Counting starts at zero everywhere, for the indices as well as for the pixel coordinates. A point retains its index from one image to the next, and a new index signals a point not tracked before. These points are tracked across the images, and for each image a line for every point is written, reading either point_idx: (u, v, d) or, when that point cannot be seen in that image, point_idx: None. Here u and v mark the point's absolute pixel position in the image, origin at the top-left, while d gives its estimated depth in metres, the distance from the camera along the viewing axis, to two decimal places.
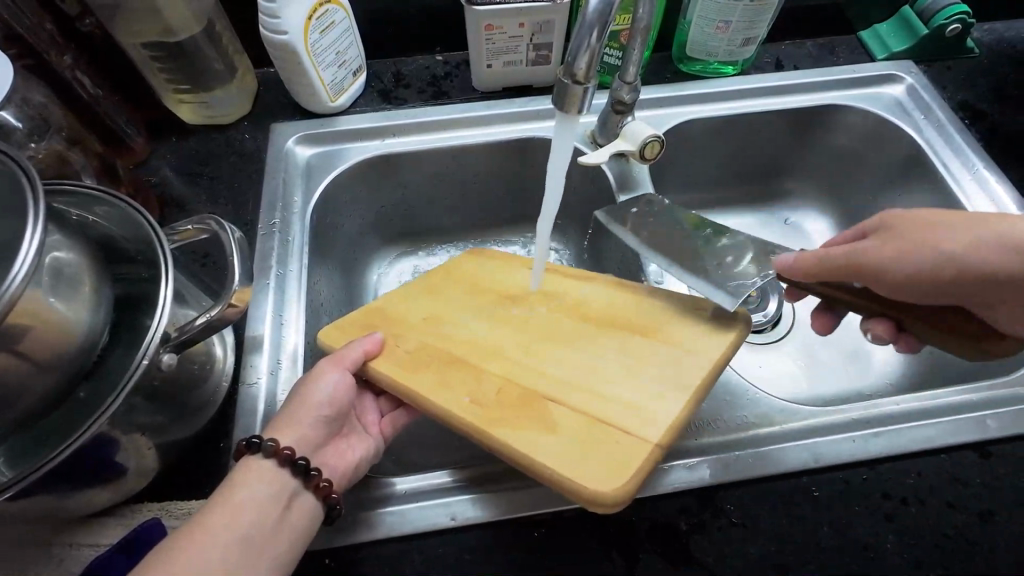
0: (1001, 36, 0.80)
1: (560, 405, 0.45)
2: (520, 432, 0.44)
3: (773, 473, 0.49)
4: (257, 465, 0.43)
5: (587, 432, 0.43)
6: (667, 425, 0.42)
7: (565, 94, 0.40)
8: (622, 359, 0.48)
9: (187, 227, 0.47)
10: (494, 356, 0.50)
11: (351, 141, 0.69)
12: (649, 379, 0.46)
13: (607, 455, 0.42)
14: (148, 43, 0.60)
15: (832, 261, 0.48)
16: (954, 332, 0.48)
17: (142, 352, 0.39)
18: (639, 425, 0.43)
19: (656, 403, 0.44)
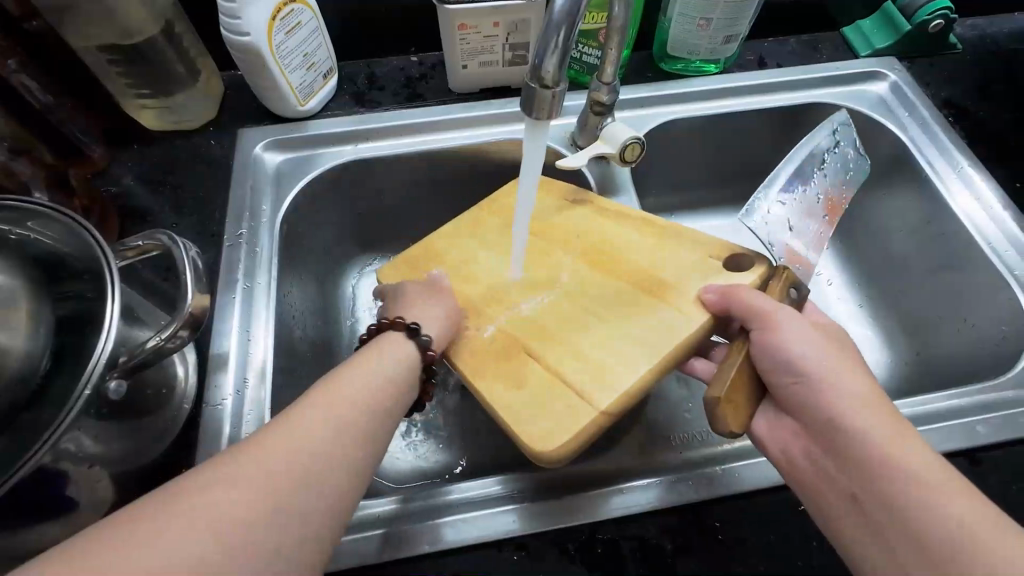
0: (983, 31, 0.79)
1: (536, 364, 0.47)
2: (493, 384, 0.47)
3: (731, 493, 0.47)
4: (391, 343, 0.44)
5: (547, 394, 0.46)
6: (619, 393, 0.45)
7: (534, 97, 0.38)
8: (617, 319, 0.49)
9: (137, 244, 0.44)
10: (502, 302, 0.52)
11: (321, 147, 0.66)
12: (626, 341, 0.47)
13: (557, 416, 0.44)
14: (103, 46, 0.57)
15: (750, 299, 0.46)
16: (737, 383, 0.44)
17: (85, 380, 0.36)
18: (595, 388, 0.45)
19: (622, 368, 0.46)
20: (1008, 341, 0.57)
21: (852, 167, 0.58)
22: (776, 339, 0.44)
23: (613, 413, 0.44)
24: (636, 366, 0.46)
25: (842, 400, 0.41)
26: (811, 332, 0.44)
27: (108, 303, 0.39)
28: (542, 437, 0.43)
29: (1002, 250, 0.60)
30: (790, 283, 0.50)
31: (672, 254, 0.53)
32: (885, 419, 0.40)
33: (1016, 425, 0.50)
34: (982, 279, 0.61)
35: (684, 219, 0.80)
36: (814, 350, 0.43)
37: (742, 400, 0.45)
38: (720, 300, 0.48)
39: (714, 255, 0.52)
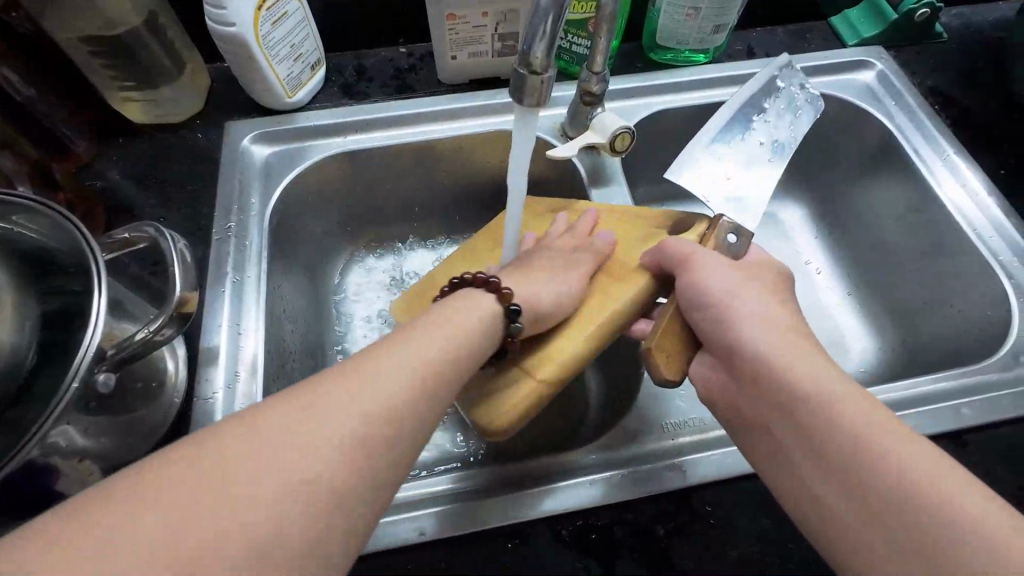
0: (969, 20, 0.80)
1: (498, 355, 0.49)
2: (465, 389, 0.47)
3: (682, 486, 0.47)
4: (489, 319, 0.44)
5: (493, 372, 0.47)
6: (559, 365, 0.46)
7: (523, 84, 0.38)
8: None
9: (124, 236, 0.43)
10: None
11: (309, 139, 0.66)
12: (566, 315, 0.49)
13: (498, 393, 0.46)
14: (86, 37, 0.56)
15: (674, 249, 0.48)
16: (665, 334, 0.47)
17: (73, 373, 0.36)
18: (538, 364, 0.46)
19: (561, 341, 0.47)
20: (993, 325, 0.58)
21: (801, 105, 0.64)
22: (698, 280, 0.46)
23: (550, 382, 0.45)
24: (574, 335, 0.47)
25: (772, 340, 0.42)
26: (734, 275, 0.47)
27: (95, 296, 0.39)
28: (488, 411, 0.45)
29: (986, 235, 0.61)
30: (728, 231, 0.51)
31: (621, 236, 0.55)
32: (809, 358, 0.41)
33: (1001, 407, 0.50)
34: (968, 266, 0.61)
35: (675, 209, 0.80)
36: (738, 292, 0.45)
37: (676, 349, 0.47)
38: (653, 258, 0.50)
39: (657, 225, 0.55)
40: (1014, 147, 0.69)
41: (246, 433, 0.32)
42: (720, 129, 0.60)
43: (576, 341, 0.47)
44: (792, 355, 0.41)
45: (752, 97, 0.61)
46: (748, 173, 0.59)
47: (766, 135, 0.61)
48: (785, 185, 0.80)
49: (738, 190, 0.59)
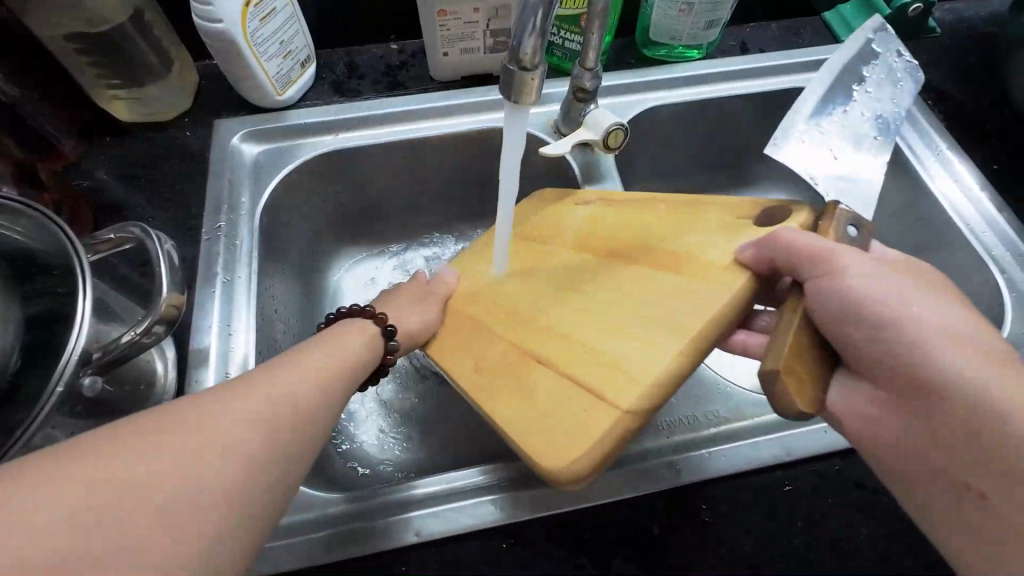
0: (961, 15, 0.80)
1: (547, 373, 0.41)
2: (510, 408, 0.41)
3: (688, 482, 0.46)
4: (370, 337, 0.47)
5: (563, 402, 0.39)
6: (641, 387, 0.37)
7: (513, 81, 0.38)
8: (645, 303, 0.41)
9: (109, 237, 0.43)
10: (509, 318, 0.47)
11: (299, 137, 0.65)
12: (645, 323, 0.40)
13: (575, 428, 0.38)
14: (71, 34, 0.55)
15: (805, 244, 0.38)
16: (795, 351, 0.36)
17: (58, 376, 0.35)
18: (613, 387, 0.38)
19: (645, 359, 0.38)
20: (987, 319, 0.58)
21: (898, 71, 0.64)
22: (834, 285, 0.37)
23: (635, 412, 0.36)
24: (661, 349, 0.38)
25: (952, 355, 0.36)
26: (875, 273, 0.38)
27: (80, 298, 0.38)
28: (566, 452, 0.37)
29: (980, 230, 0.61)
30: (846, 219, 0.42)
31: (701, 224, 0.45)
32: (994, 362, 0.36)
33: None
34: (962, 259, 0.62)
35: None
36: (890, 297, 0.37)
37: (804, 370, 0.37)
38: (756, 252, 0.39)
39: (743, 213, 0.45)
40: (1007, 141, 0.69)
41: (221, 405, 0.34)
42: (822, 97, 0.59)
43: (667, 357, 0.37)
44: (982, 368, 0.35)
45: (851, 65, 0.61)
46: (852, 147, 0.58)
47: (867, 107, 0.61)
48: (778, 181, 0.80)
49: (842, 164, 0.57)
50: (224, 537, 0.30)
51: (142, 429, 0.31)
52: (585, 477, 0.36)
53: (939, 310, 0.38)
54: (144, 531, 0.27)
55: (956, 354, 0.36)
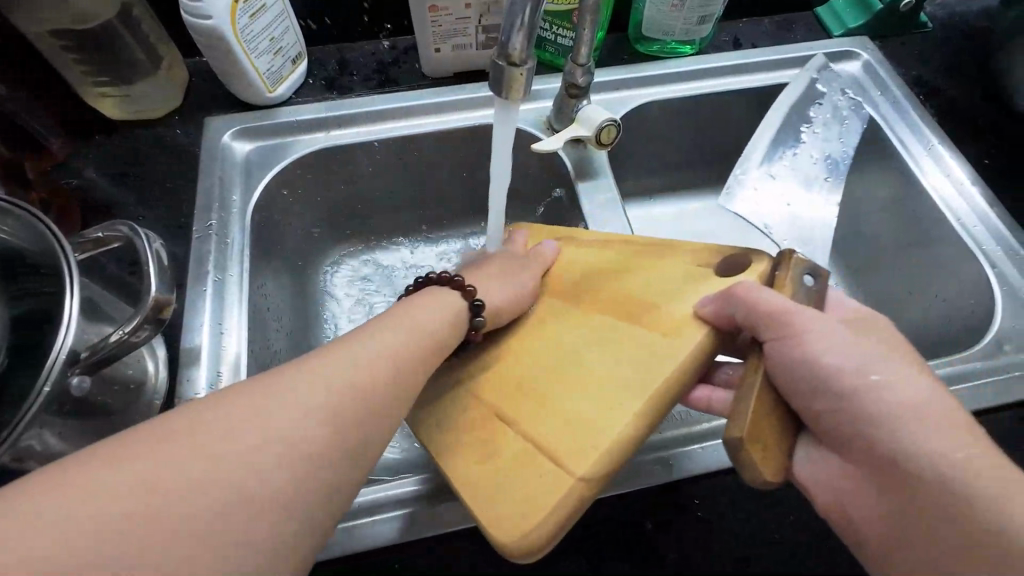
0: (953, 10, 0.80)
1: (505, 429, 0.40)
2: (464, 465, 0.40)
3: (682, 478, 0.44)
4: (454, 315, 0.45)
5: (520, 463, 0.38)
6: (599, 452, 0.36)
7: (503, 76, 0.38)
8: (612, 357, 0.40)
9: (98, 235, 0.42)
10: (470, 361, 0.46)
11: (291, 135, 0.65)
12: (608, 381, 0.39)
13: (530, 493, 0.36)
14: (59, 31, 0.55)
15: (764, 304, 0.37)
16: (757, 420, 0.36)
17: (45, 376, 0.35)
18: (573, 451, 0.37)
19: (605, 421, 0.37)
20: (976, 314, 0.59)
21: (846, 114, 0.69)
22: (795, 347, 0.37)
23: (593, 479, 0.35)
24: (621, 411, 0.37)
25: (904, 422, 0.35)
26: (839, 334, 0.37)
27: (67, 297, 0.37)
28: (518, 519, 0.35)
29: (970, 225, 0.61)
30: (806, 269, 0.41)
31: (662, 271, 0.46)
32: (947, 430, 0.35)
33: (985, 395, 0.51)
34: (951, 254, 0.62)
35: (663, 202, 0.80)
36: (850, 360, 0.36)
37: (768, 435, 0.37)
38: (716, 307, 0.39)
39: (703, 261, 0.45)
40: (998, 136, 0.69)
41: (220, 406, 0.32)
42: (766, 152, 0.69)
43: (625, 420, 0.37)
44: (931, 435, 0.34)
45: (793, 116, 0.69)
46: (804, 191, 0.69)
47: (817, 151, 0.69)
48: None
49: (795, 210, 0.68)
50: (223, 533, 0.28)
51: (136, 432, 0.30)
52: (539, 547, 0.35)
53: (883, 362, 0.37)
54: (143, 534, 0.26)
55: (893, 407, 0.35)
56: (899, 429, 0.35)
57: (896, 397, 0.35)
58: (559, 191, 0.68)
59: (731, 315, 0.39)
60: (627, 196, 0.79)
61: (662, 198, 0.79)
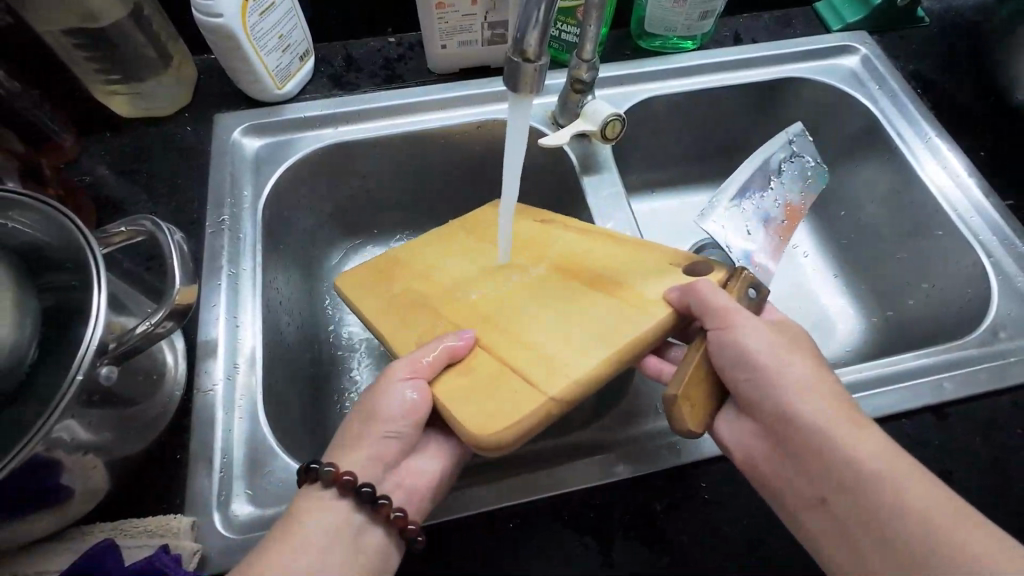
0: (949, 4, 0.81)
1: (483, 351, 0.45)
2: (443, 384, 0.44)
3: (688, 462, 0.48)
4: (330, 499, 0.41)
5: (498, 385, 0.42)
6: (570, 382, 0.41)
7: (517, 72, 0.39)
8: (587, 317, 0.45)
9: (120, 230, 0.43)
10: (446, 297, 0.51)
11: (299, 131, 0.65)
12: (580, 332, 0.44)
13: (500, 405, 0.41)
14: (71, 30, 0.56)
15: (710, 300, 0.43)
16: (692, 378, 0.44)
17: (76, 366, 0.36)
18: (545, 374, 0.42)
19: (573, 360, 0.42)
20: (972, 303, 0.60)
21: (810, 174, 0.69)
22: (732, 334, 0.43)
23: (562, 398, 0.40)
24: (594, 356, 0.42)
25: (808, 400, 0.41)
26: (763, 327, 0.44)
27: (94, 290, 0.39)
28: (484, 422, 0.40)
29: (966, 214, 0.63)
30: (750, 283, 0.48)
31: (631, 258, 0.51)
32: (845, 415, 0.40)
33: (977, 381, 0.52)
34: (948, 247, 0.63)
35: (665, 195, 0.81)
36: (768, 345, 0.43)
37: (699, 397, 0.44)
38: (680, 295, 0.45)
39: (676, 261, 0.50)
40: (992, 127, 0.71)
41: None
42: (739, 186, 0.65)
43: (597, 365, 0.42)
44: (830, 414, 0.40)
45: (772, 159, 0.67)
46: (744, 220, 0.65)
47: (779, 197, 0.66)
48: None
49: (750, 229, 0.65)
50: None
51: None
52: (501, 450, 0.40)
53: (792, 349, 0.44)
54: None
55: (800, 384, 0.41)
56: (806, 409, 0.40)
57: (802, 381, 0.41)
58: (563, 186, 0.69)
59: (683, 308, 0.45)
60: (629, 191, 0.80)
61: (664, 190, 0.80)
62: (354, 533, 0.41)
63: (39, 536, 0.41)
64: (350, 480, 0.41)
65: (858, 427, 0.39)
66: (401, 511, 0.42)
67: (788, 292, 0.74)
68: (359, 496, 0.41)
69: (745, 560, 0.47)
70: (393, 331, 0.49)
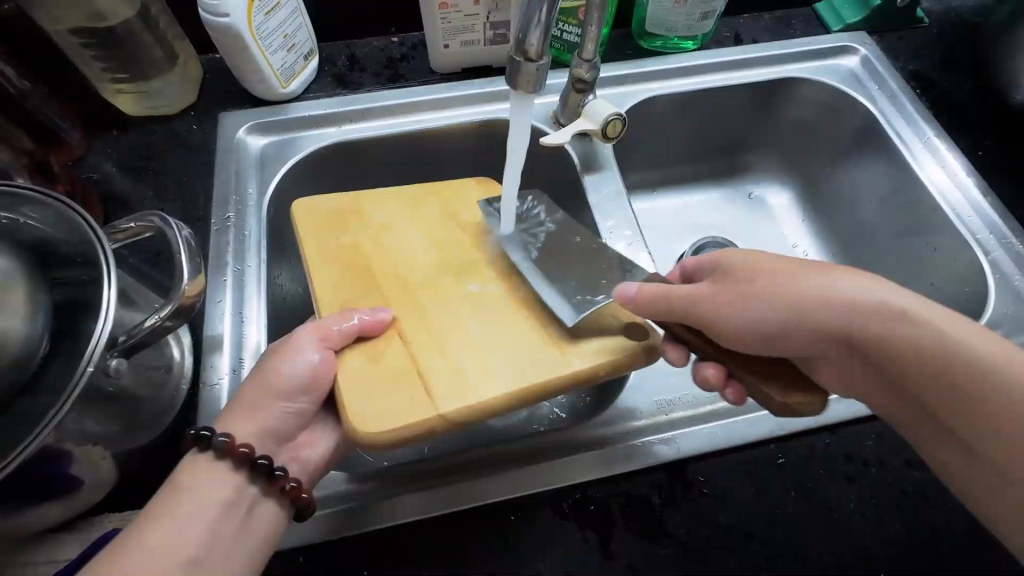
0: (949, 5, 0.82)
1: (400, 347, 0.48)
2: (350, 366, 0.47)
3: (684, 457, 0.50)
4: (224, 470, 0.42)
5: (402, 385, 0.46)
6: (466, 404, 0.45)
7: (519, 70, 0.40)
8: (507, 348, 0.48)
9: (130, 226, 0.44)
10: (393, 275, 0.53)
11: (303, 129, 0.66)
12: (495, 359, 0.47)
13: (393, 408, 0.44)
14: (78, 30, 0.57)
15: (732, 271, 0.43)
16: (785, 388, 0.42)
17: (86, 358, 0.37)
18: (444, 390, 0.45)
19: (476, 385, 0.46)
20: (970, 300, 0.61)
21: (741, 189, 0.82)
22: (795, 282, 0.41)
23: (450, 419, 0.44)
24: (495, 386, 0.46)
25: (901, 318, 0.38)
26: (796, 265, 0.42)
27: (104, 285, 0.39)
28: (375, 420, 0.44)
29: (964, 213, 0.64)
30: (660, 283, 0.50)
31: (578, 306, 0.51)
32: (934, 317, 0.38)
33: None
34: (947, 245, 0.64)
35: (666, 194, 0.81)
36: (827, 278, 0.40)
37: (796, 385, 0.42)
38: (638, 291, 0.46)
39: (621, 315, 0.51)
40: (990, 126, 0.72)
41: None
42: (656, 194, 0.81)
43: (493, 396, 0.45)
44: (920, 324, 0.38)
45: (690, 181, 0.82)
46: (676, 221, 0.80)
47: (694, 202, 0.81)
48: (771, 169, 0.82)
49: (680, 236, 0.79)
50: None
51: None
52: (377, 448, 0.44)
53: (802, 269, 0.42)
54: None
55: (887, 306, 0.39)
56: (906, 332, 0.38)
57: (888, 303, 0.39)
58: (564, 185, 0.69)
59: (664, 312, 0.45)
60: (631, 189, 0.80)
61: (664, 188, 0.81)
62: (249, 506, 0.42)
63: (50, 522, 0.42)
64: (247, 452, 0.42)
65: (924, 330, 0.38)
66: (296, 481, 0.44)
67: None
68: (254, 468, 0.43)
69: (747, 558, 0.47)
70: (321, 285, 0.52)
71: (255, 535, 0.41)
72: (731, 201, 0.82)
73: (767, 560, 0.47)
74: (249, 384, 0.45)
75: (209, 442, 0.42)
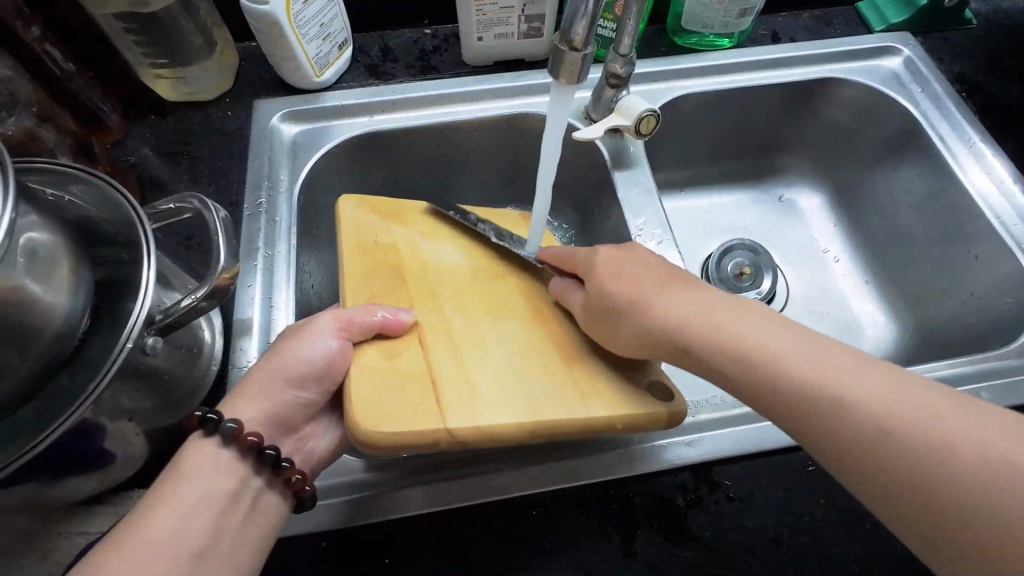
0: (998, 5, 0.79)
1: (419, 352, 0.48)
2: (366, 361, 0.46)
3: (709, 460, 0.49)
4: (229, 457, 0.43)
5: (412, 392, 0.45)
6: (474, 424, 0.44)
7: (561, 61, 0.40)
8: (527, 376, 0.47)
9: (168, 207, 0.44)
10: (425, 279, 0.53)
11: (335, 118, 0.66)
12: (512, 386, 0.46)
13: (400, 408, 0.44)
14: (120, 13, 0.57)
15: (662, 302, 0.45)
16: None
17: (125, 335, 0.38)
18: (454, 404, 0.45)
19: (488, 406, 0.45)
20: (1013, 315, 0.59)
21: (771, 198, 0.81)
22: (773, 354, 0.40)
23: (453, 435, 0.43)
24: (510, 410, 0.45)
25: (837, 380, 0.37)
26: None
27: (145, 265, 0.40)
28: (382, 420, 0.43)
29: (1011, 223, 0.61)
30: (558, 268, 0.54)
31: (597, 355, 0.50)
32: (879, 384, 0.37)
33: (1016, 392, 0.51)
34: (991, 254, 0.61)
35: (695, 194, 0.80)
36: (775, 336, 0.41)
37: None
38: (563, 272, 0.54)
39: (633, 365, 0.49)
40: None
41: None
42: (684, 194, 0.80)
43: (506, 421, 0.44)
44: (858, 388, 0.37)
45: (716, 178, 0.80)
46: (695, 223, 0.79)
47: (720, 203, 0.80)
48: (805, 171, 0.80)
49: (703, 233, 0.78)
50: None
51: None
52: (377, 448, 0.43)
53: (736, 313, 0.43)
54: None
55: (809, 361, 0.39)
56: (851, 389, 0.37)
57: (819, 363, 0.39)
58: (592, 181, 0.69)
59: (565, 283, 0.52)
60: (661, 189, 0.79)
61: (692, 188, 0.80)
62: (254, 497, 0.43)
63: (84, 494, 0.43)
64: (254, 441, 0.43)
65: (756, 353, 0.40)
66: (302, 474, 0.44)
67: (804, 298, 0.73)
68: (261, 458, 0.43)
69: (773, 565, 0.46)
70: (350, 277, 0.52)
71: (262, 521, 0.42)
72: (756, 203, 0.80)
73: (795, 569, 0.45)
74: (264, 363, 0.46)
75: (217, 427, 0.42)
